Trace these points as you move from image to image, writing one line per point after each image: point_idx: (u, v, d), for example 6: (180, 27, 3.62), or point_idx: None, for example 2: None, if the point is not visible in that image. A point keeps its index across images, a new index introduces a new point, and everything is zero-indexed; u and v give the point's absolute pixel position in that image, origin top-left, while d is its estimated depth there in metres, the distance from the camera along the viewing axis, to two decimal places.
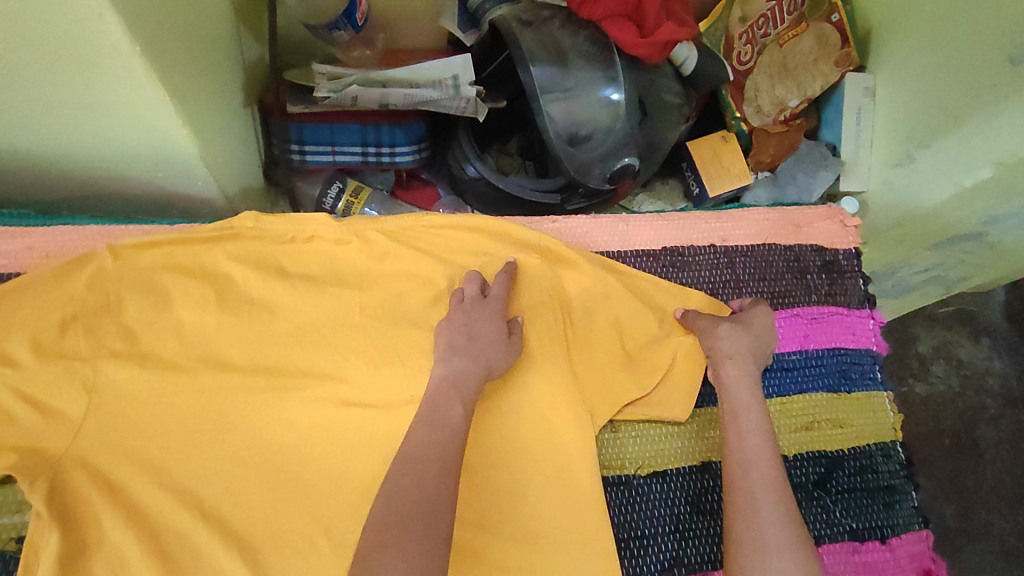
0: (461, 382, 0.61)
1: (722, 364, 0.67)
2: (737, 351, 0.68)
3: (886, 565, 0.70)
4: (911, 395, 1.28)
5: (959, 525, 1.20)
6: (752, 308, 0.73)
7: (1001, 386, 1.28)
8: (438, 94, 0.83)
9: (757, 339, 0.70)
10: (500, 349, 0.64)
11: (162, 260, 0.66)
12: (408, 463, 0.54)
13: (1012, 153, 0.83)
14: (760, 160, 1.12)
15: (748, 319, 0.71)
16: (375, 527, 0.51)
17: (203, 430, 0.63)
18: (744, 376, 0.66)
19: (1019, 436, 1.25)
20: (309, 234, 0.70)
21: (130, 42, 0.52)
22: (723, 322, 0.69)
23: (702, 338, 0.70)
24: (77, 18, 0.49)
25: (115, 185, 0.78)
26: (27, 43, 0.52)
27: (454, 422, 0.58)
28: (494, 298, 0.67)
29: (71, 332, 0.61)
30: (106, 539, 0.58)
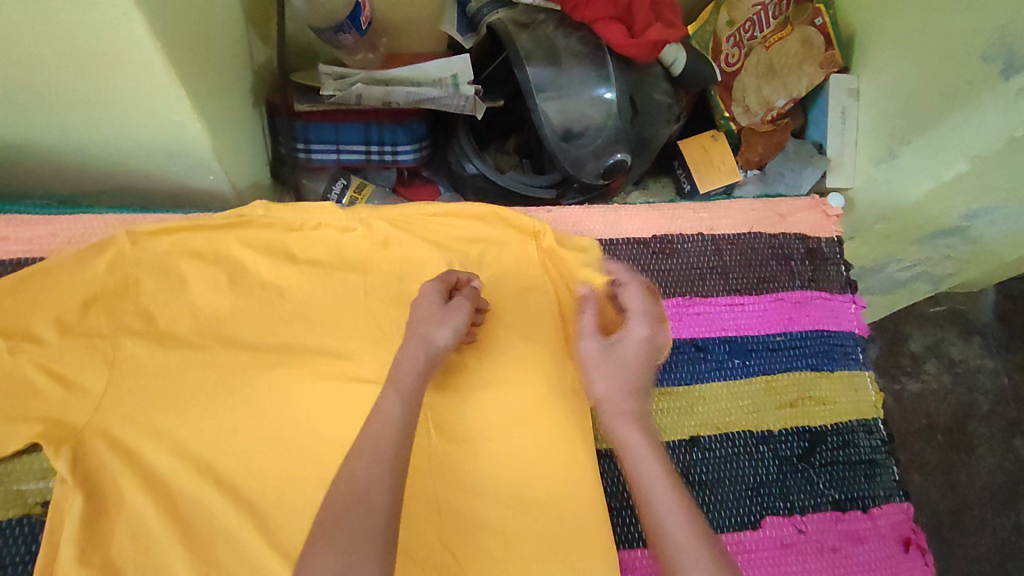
0: (398, 380, 0.60)
1: (619, 413, 0.62)
2: (626, 392, 0.63)
3: (867, 533, 0.73)
4: (904, 392, 1.31)
5: (951, 519, 1.24)
6: (637, 315, 0.69)
7: (992, 383, 1.32)
8: (438, 92, 0.88)
9: (647, 364, 0.66)
10: (433, 324, 0.64)
11: (177, 245, 0.70)
12: (358, 454, 0.55)
13: (986, 147, 0.87)
14: (750, 158, 1.16)
15: (631, 337, 0.67)
16: (329, 519, 0.51)
17: (216, 404, 0.66)
18: (639, 418, 0.62)
19: (1009, 432, 1.29)
20: (316, 223, 0.74)
21: (150, 39, 0.56)
22: (601, 359, 0.66)
23: (591, 384, 0.66)
24: (102, 17, 0.53)
25: (130, 178, 0.82)
26: (58, 41, 0.56)
27: (393, 415, 0.57)
28: (427, 282, 0.68)
29: (93, 311, 0.65)
30: (125, 504, 0.61)
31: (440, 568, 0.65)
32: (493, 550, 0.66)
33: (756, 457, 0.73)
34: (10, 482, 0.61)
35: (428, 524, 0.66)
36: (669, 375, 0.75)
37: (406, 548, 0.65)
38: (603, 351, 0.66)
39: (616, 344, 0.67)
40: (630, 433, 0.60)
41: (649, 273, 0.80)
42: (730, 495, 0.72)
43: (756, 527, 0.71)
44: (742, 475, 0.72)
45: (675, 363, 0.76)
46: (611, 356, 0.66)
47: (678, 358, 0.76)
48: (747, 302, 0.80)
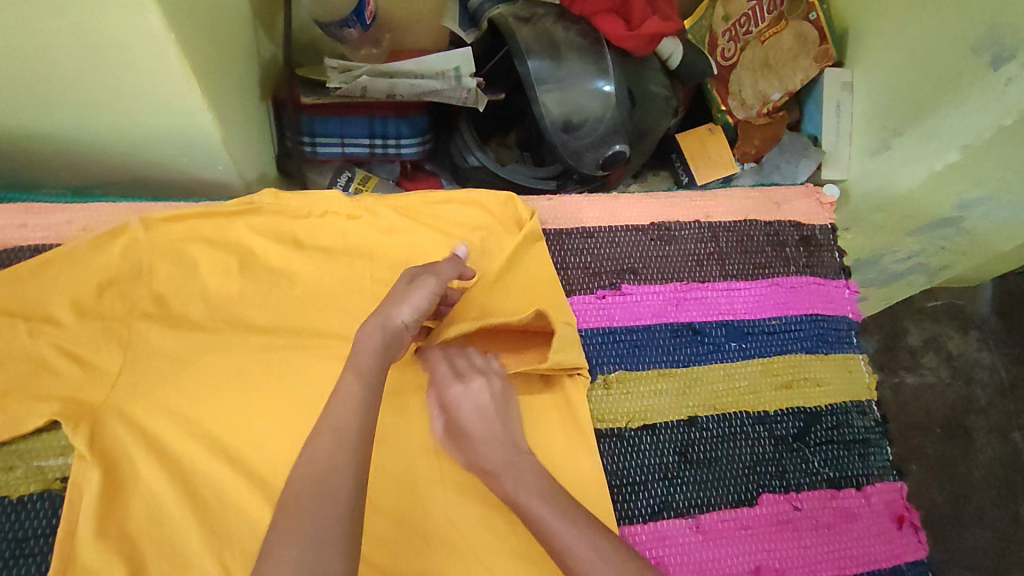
0: (355, 363, 0.58)
1: (489, 473, 0.60)
2: (487, 449, 0.61)
3: (861, 511, 0.75)
4: (903, 385, 1.34)
5: (951, 510, 1.27)
6: (448, 375, 0.64)
7: (991, 376, 1.35)
8: (440, 85, 0.90)
9: (488, 409, 0.63)
10: (394, 304, 0.61)
11: (189, 232, 0.72)
12: (321, 437, 0.53)
13: (975, 137, 0.89)
14: (747, 151, 1.18)
15: (457, 397, 0.63)
16: (295, 506, 0.50)
17: (225, 384, 0.68)
18: (507, 466, 0.59)
19: (1007, 425, 1.33)
20: (323, 210, 0.76)
21: (168, 36, 0.59)
22: (454, 429, 0.62)
23: (460, 456, 0.62)
24: (122, 16, 0.55)
25: (143, 169, 0.84)
26: (78, 40, 0.58)
27: (353, 398, 0.55)
28: (405, 265, 0.66)
29: (108, 295, 0.68)
30: (140, 480, 0.63)
31: (446, 544, 0.66)
32: (498, 527, 0.67)
33: (753, 437, 0.75)
34: (30, 459, 0.63)
35: (433, 499, 0.67)
36: (668, 357, 0.77)
37: (414, 525, 0.66)
38: (448, 426, 0.63)
39: (451, 412, 0.63)
40: (505, 486, 0.58)
41: (648, 259, 0.82)
42: (728, 473, 0.73)
43: (753, 504, 0.72)
44: (740, 454, 0.74)
45: (674, 346, 0.78)
46: (455, 427, 0.62)
47: (677, 341, 0.78)
48: (744, 286, 0.82)
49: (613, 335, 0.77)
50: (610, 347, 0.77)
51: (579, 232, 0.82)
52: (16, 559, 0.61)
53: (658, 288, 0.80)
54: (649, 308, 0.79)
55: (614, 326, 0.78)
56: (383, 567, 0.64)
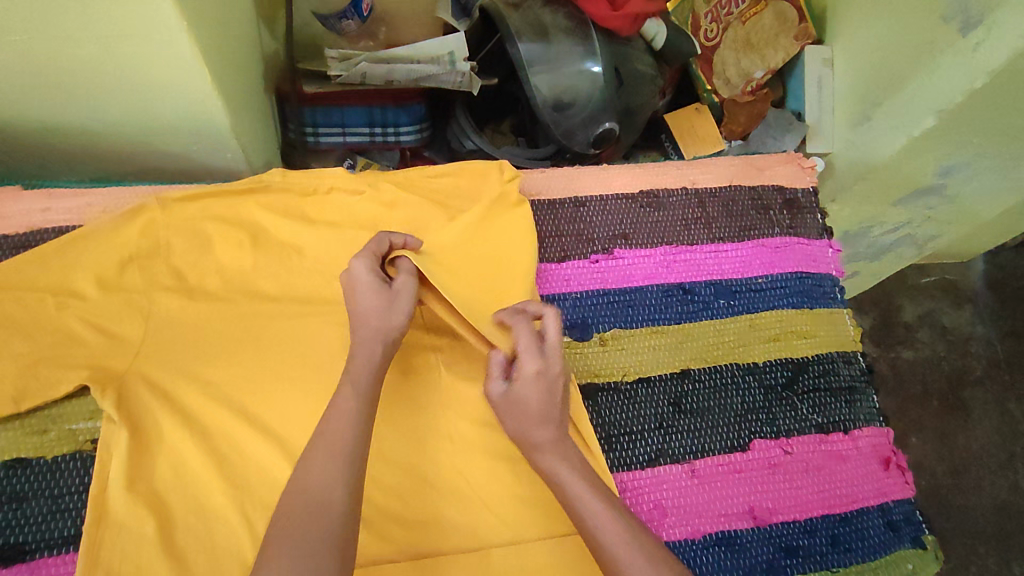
0: (352, 375, 0.60)
1: (537, 447, 0.59)
2: (542, 427, 0.59)
3: (849, 453, 0.78)
4: (899, 359, 1.38)
5: (950, 479, 1.30)
6: (531, 347, 0.61)
7: (985, 348, 1.39)
8: (437, 70, 0.95)
9: (557, 393, 0.61)
10: (381, 312, 0.62)
11: (203, 211, 0.76)
12: (318, 452, 0.56)
13: (948, 101, 0.91)
14: (733, 129, 1.24)
15: (530, 375, 0.60)
16: (287, 521, 0.51)
17: (240, 350, 0.72)
18: (558, 447, 0.60)
19: (1002, 395, 1.36)
20: (328, 188, 0.80)
21: (184, 30, 0.63)
22: (511, 398, 0.60)
23: (504, 421, 0.61)
24: (141, 10, 0.59)
25: (154, 158, 0.88)
26: (95, 34, 0.62)
27: (349, 410, 0.58)
28: (354, 261, 0.64)
29: (129, 270, 0.72)
30: (165, 441, 0.67)
31: (453, 492, 0.69)
32: (503, 475, 0.71)
33: (743, 387, 0.79)
34: (61, 423, 0.67)
35: (443, 451, 0.71)
36: (659, 315, 0.81)
37: (424, 477, 0.70)
38: (507, 397, 0.61)
39: (519, 385, 0.60)
40: (553, 465, 0.59)
41: (639, 224, 0.86)
42: (720, 421, 0.77)
43: (745, 449, 0.76)
44: (730, 403, 0.78)
45: (665, 304, 0.82)
46: (517, 402, 0.60)
47: (667, 300, 0.82)
48: (730, 248, 0.86)
49: (607, 297, 0.81)
50: (604, 307, 0.81)
51: (572, 201, 0.86)
52: (55, 513, 0.65)
53: (648, 251, 0.85)
54: (641, 270, 0.84)
55: (608, 288, 0.82)
56: (397, 516, 0.68)
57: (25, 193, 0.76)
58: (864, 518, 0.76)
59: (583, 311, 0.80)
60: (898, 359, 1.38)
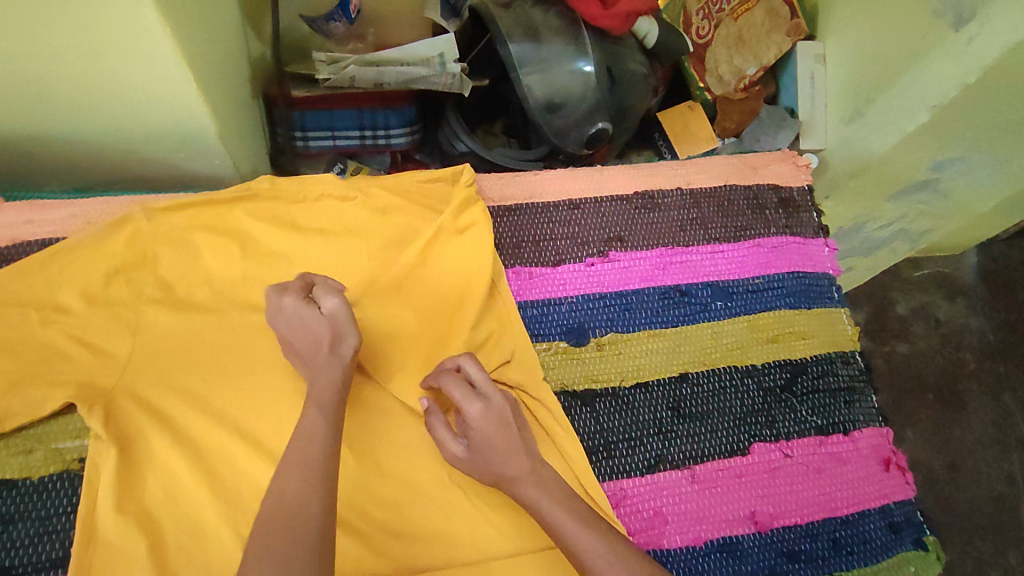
0: (317, 398, 0.61)
1: (513, 482, 0.62)
2: (507, 463, 0.62)
3: (849, 455, 0.78)
4: (894, 353, 1.37)
5: (947, 473, 1.30)
6: (463, 392, 0.63)
7: (979, 341, 1.39)
8: (427, 72, 0.93)
9: (508, 423, 0.63)
10: (327, 342, 0.63)
11: (191, 220, 0.74)
12: (288, 471, 0.55)
13: (943, 96, 0.90)
14: (726, 126, 1.22)
15: (478, 416, 0.63)
16: (265, 537, 0.52)
17: (231, 362, 0.70)
18: (533, 475, 0.61)
19: (997, 387, 1.36)
20: (318, 194, 0.79)
21: (166, 35, 0.61)
22: (472, 452, 0.63)
23: (478, 472, 0.64)
24: (121, 14, 0.57)
25: (140, 167, 0.86)
26: (75, 40, 0.60)
27: (315, 430, 0.58)
28: (285, 300, 0.64)
29: (115, 282, 0.70)
30: (154, 457, 0.65)
31: (451, 503, 0.68)
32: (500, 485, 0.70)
33: (742, 390, 0.78)
34: (48, 442, 0.65)
35: (439, 462, 0.70)
36: (656, 318, 0.80)
37: (420, 488, 0.68)
38: (470, 447, 0.63)
39: (471, 433, 0.63)
40: (531, 494, 0.61)
41: (634, 226, 0.85)
42: (719, 425, 0.76)
43: (745, 453, 0.75)
44: (730, 407, 0.77)
45: (662, 307, 0.81)
46: (480, 447, 0.63)
47: (664, 303, 0.81)
48: (727, 249, 0.86)
49: (604, 300, 0.81)
50: (600, 311, 0.80)
51: (566, 204, 0.85)
52: (42, 535, 0.63)
53: (644, 254, 0.84)
54: (637, 273, 0.83)
55: (604, 292, 0.81)
56: (394, 529, 0.67)
57: (6, 206, 0.74)
58: (865, 520, 0.75)
59: (579, 316, 0.79)
60: (894, 353, 1.38)
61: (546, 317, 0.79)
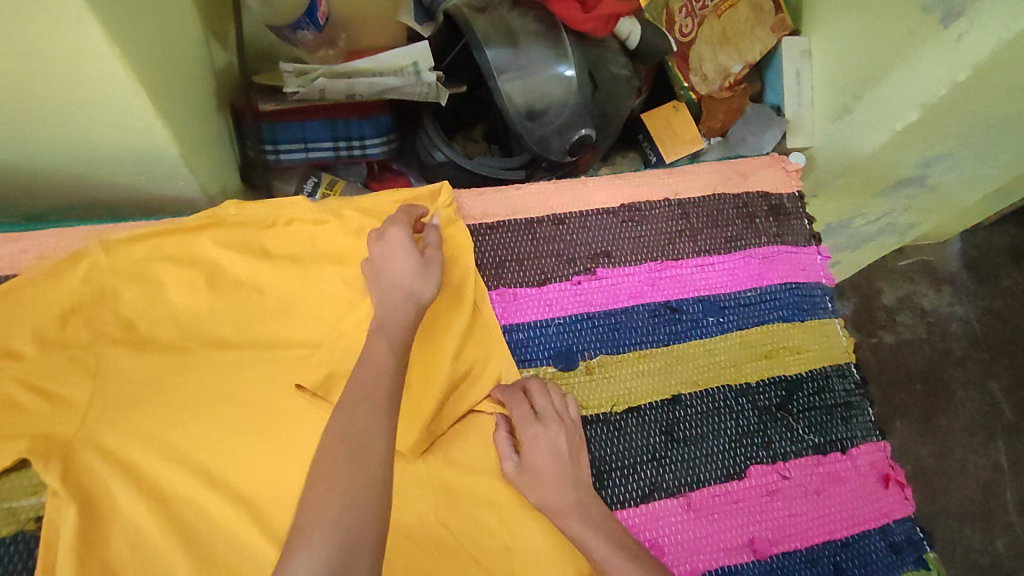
0: (389, 329, 0.62)
1: (557, 510, 0.62)
2: (556, 490, 0.63)
3: (848, 474, 0.76)
4: (882, 344, 1.36)
5: (936, 463, 1.29)
6: (526, 415, 0.67)
7: (964, 329, 1.38)
8: (401, 82, 0.88)
9: (562, 454, 0.65)
10: (416, 271, 0.66)
11: (151, 251, 0.70)
12: (352, 405, 0.55)
13: (932, 94, 0.86)
14: (712, 126, 1.18)
15: (532, 439, 0.66)
16: (328, 469, 0.51)
17: (200, 404, 0.66)
18: (578, 509, 0.62)
19: (983, 375, 1.35)
20: (289, 218, 0.74)
21: (117, 55, 0.56)
22: (525, 473, 0.65)
23: (526, 494, 0.65)
24: (66, 34, 0.53)
25: (99, 192, 0.81)
26: (17, 62, 0.55)
27: (381, 364, 0.59)
28: (393, 228, 0.68)
29: (71, 325, 0.66)
30: (120, 511, 0.61)
31: (437, 543, 0.66)
32: (488, 521, 0.67)
33: (737, 410, 0.76)
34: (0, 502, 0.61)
35: (423, 502, 0.67)
36: (647, 337, 0.78)
37: (404, 530, 0.65)
38: (520, 464, 0.65)
39: (527, 454, 0.65)
40: (572, 524, 0.61)
41: (621, 241, 0.82)
42: (715, 449, 0.74)
43: (742, 477, 0.73)
44: (724, 429, 0.75)
45: (652, 325, 0.78)
46: (527, 467, 0.65)
47: (655, 321, 0.79)
48: (718, 261, 0.83)
49: (592, 320, 0.77)
50: (588, 332, 0.77)
51: (550, 219, 0.81)
52: None
53: (632, 270, 0.81)
54: (626, 290, 0.80)
55: (592, 311, 0.78)
56: None
57: None
58: (865, 542, 0.74)
59: (566, 338, 0.76)
60: (881, 344, 1.37)
61: (533, 340, 0.75)
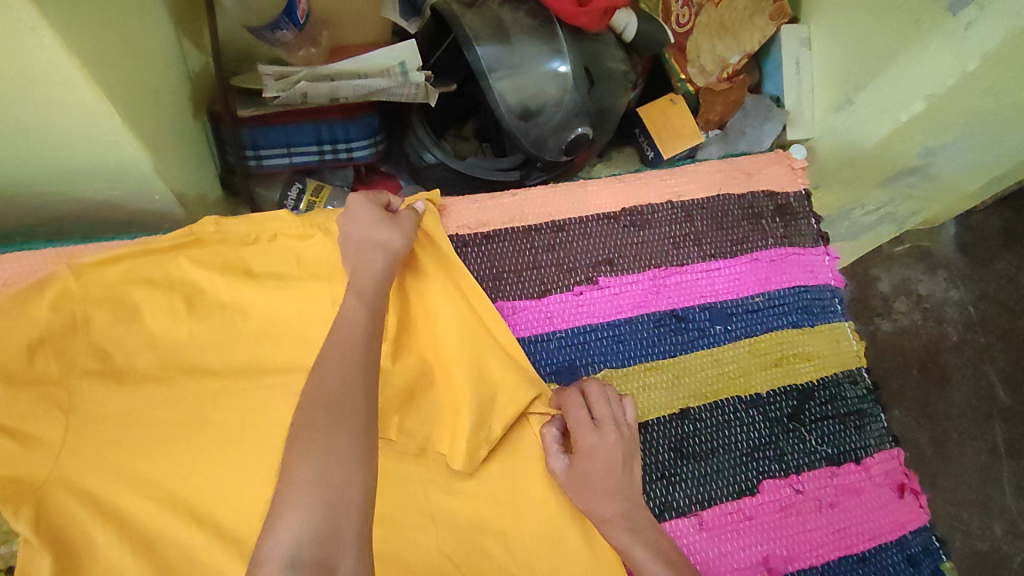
0: (358, 286, 0.60)
1: (605, 519, 0.61)
2: (607, 500, 0.61)
3: (862, 485, 0.74)
4: (878, 332, 1.32)
5: (934, 449, 1.26)
6: (584, 422, 0.63)
7: (960, 314, 1.33)
8: (387, 83, 0.83)
9: (616, 467, 0.62)
10: (383, 230, 0.64)
11: (126, 274, 0.65)
12: (331, 361, 0.53)
13: (938, 85, 0.82)
14: (710, 118, 1.14)
15: (587, 448, 0.62)
16: (308, 420, 0.49)
17: (185, 436, 0.63)
18: (627, 520, 0.60)
19: (979, 358, 1.31)
20: (271, 234, 0.70)
21: (78, 68, 0.52)
22: (572, 475, 0.62)
23: (572, 496, 0.63)
24: (20, 46, 0.48)
25: (63, 208, 0.76)
26: None
27: (356, 318, 0.57)
28: (353, 195, 0.67)
29: (40, 356, 0.60)
30: (101, 556, 0.58)
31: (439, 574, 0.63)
32: (491, 549, 0.64)
33: (747, 422, 0.73)
34: None
35: (425, 531, 0.64)
36: (653, 348, 0.75)
37: (403, 560, 0.63)
38: (571, 470, 0.63)
39: (580, 459, 0.62)
40: (619, 534, 0.60)
41: (623, 247, 0.78)
42: (726, 464, 0.71)
43: (755, 492, 0.71)
44: (736, 442, 0.72)
45: (659, 335, 0.75)
46: (579, 474, 0.62)
47: (661, 331, 0.75)
48: (724, 266, 0.80)
49: (595, 333, 0.74)
50: (592, 346, 0.74)
51: (549, 226, 0.77)
52: None
53: (635, 278, 0.77)
54: (630, 299, 0.76)
55: (595, 323, 0.75)
56: None
57: None
58: (882, 554, 0.72)
59: (568, 352, 0.73)
60: (877, 332, 1.32)
61: (536, 355, 0.73)
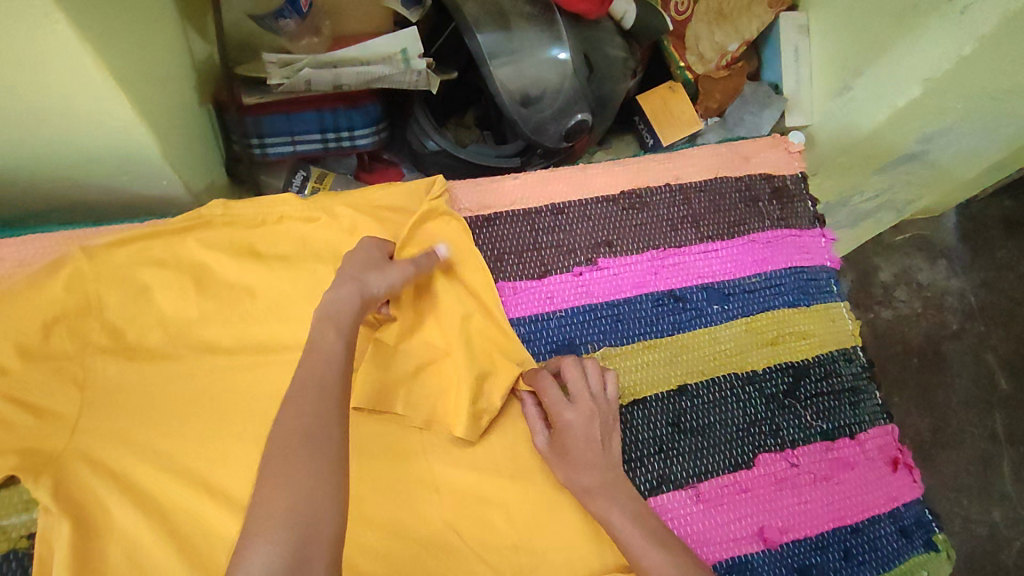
0: (336, 318, 0.56)
1: (587, 491, 0.61)
2: (588, 471, 0.62)
3: (856, 460, 0.76)
4: (878, 320, 1.33)
5: (933, 436, 1.27)
6: (559, 398, 0.64)
7: (960, 302, 1.34)
8: (389, 71, 0.86)
9: (595, 440, 0.63)
10: (377, 273, 0.62)
11: (136, 256, 0.67)
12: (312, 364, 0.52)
13: (936, 69, 0.83)
14: (708, 106, 1.16)
15: (566, 423, 0.64)
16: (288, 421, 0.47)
17: (195, 412, 0.65)
18: (607, 489, 0.61)
19: (980, 346, 1.32)
20: (278, 217, 0.72)
21: (91, 53, 0.53)
22: (553, 450, 0.64)
23: (555, 471, 0.64)
24: (35, 33, 0.50)
25: (74, 194, 0.77)
26: None
27: (334, 350, 0.53)
28: (364, 241, 0.66)
29: (56, 333, 0.64)
30: (116, 524, 0.59)
31: (443, 546, 0.64)
32: (494, 520, 0.66)
33: (743, 398, 0.75)
34: None
35: (431, 503, 0.66)
36: (651, 327, 0.76)
37: (408, 533, 0.64)
38: (551, 444, 0.64)
39: (560, 435, 0.64)
40: (600, 503, 0.60)
41: (622, 229, 0.80)
42: (722, 439, 0.73)
43: (750, 466, 0.72)
44: (732, 418, 0.74)
45: (657, 315, 0.77)
46: (559, 448, 0.64)
47: (658, 311, 0.77)
48: (721, 247, 0.81)
49: (594, 313, 0.76)
50: (592, 325, 0.75)
51: (549, 209, 0.79)
52: None
53: (634, 259, 0.79)
54: (628, 280, 0.78)
55: (595, 303, 0.76)
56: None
57: None
58: (875, 527, 0.73)
59: (569, 331, 0.75)
60: (878, 320, 1.33)
61: (538, 334, 0.74)
